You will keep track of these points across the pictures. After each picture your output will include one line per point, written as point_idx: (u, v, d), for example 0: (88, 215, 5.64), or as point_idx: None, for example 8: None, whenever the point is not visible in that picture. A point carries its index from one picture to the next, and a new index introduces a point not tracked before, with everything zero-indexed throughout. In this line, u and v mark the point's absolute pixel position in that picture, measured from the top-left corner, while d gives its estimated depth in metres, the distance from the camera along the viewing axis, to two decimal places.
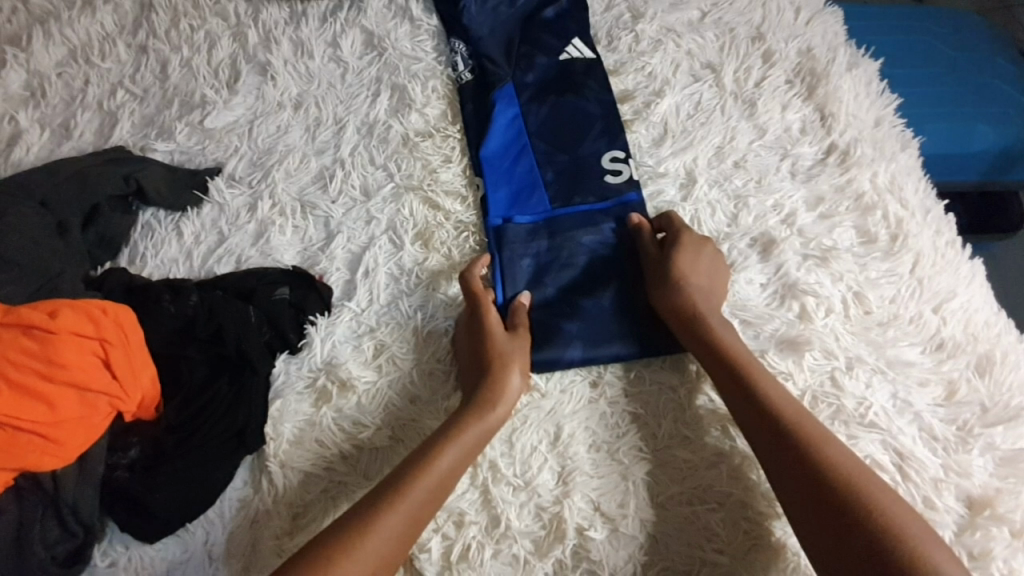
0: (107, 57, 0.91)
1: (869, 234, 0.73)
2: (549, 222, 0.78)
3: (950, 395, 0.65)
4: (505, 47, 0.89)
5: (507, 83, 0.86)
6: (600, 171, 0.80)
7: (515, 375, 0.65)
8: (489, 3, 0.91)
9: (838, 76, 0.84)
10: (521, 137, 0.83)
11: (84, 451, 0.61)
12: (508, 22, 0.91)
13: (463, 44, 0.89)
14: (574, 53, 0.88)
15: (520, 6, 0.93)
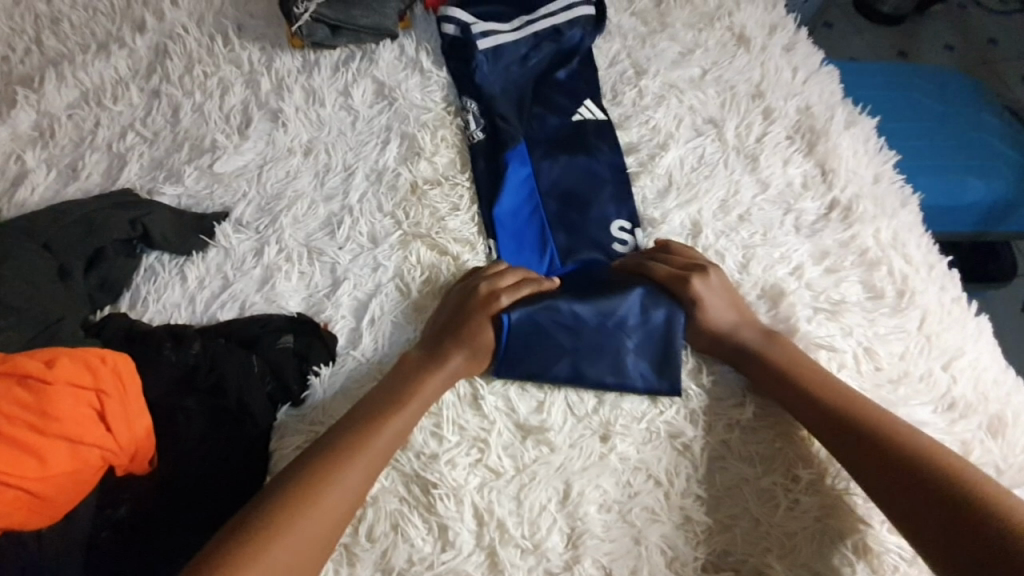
0: (119, 100, 0.92)
1: (876, 289, 0.74)
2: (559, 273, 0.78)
3: (965, 456, 0.64)
4: (516, 105, 0.92)
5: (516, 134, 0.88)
6: (607, 222, 0.82)
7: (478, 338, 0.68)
8: (502, 61, 0.95)
9: (837, 134, 0.87)
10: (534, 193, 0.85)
11: (71, 508, 0.58)
12: (518, 79, 0.95)
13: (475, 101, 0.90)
14: (586, 115, 0.89)
15: (530, 66, 0.96)
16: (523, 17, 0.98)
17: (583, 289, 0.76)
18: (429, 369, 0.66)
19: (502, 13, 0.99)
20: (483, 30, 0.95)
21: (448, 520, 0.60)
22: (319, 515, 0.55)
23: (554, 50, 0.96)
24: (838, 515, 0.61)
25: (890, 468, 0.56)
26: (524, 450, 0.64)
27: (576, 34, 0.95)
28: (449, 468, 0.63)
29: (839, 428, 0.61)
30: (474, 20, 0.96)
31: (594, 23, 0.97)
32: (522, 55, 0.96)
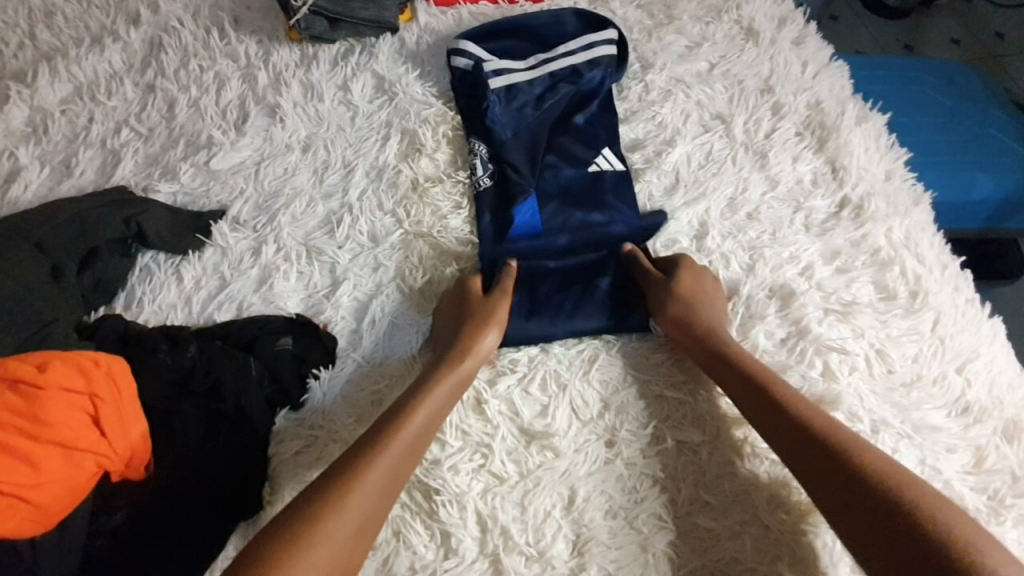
0: (114, 95, 0.90)
1: (888, 290, 0.72)
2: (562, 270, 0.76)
3: (979, 462, 0.63)
4: (530, 155, 0.84)
5: (519, 132, 0.86)
6: (614, 217, 0.79)
7: (492, 329, 0.68)
8: (515, 101, 0.89)
9: (848, 130, 0.85)
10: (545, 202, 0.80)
11: (65, 516, 0.56)
12: (532, 123, 0.87)
13: (483, 144, 0.84)
14: (604, 164, 0.82)
15: (546, 108, 0.88)
16: (541, 55, 0.91)
17: (589, 290, 0.74)
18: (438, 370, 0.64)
19: (519, 49, 0.93)
20: (497, 68, 0.89)
21: (450, 527, 0.59)
22: (364, 499, 0.54)
23: (573, 91, 0.88)
24: None
25: (841, 475, 0.54)
26: (529, 456, 0.63)
27: (597, 75, 0.88)
28: (452, 475, 0.61)
29: (807, 437, 0.57)
30: (487, 56, 0.90)
31: (616, 62, 0.90)
32: (537, 95, 0.89)
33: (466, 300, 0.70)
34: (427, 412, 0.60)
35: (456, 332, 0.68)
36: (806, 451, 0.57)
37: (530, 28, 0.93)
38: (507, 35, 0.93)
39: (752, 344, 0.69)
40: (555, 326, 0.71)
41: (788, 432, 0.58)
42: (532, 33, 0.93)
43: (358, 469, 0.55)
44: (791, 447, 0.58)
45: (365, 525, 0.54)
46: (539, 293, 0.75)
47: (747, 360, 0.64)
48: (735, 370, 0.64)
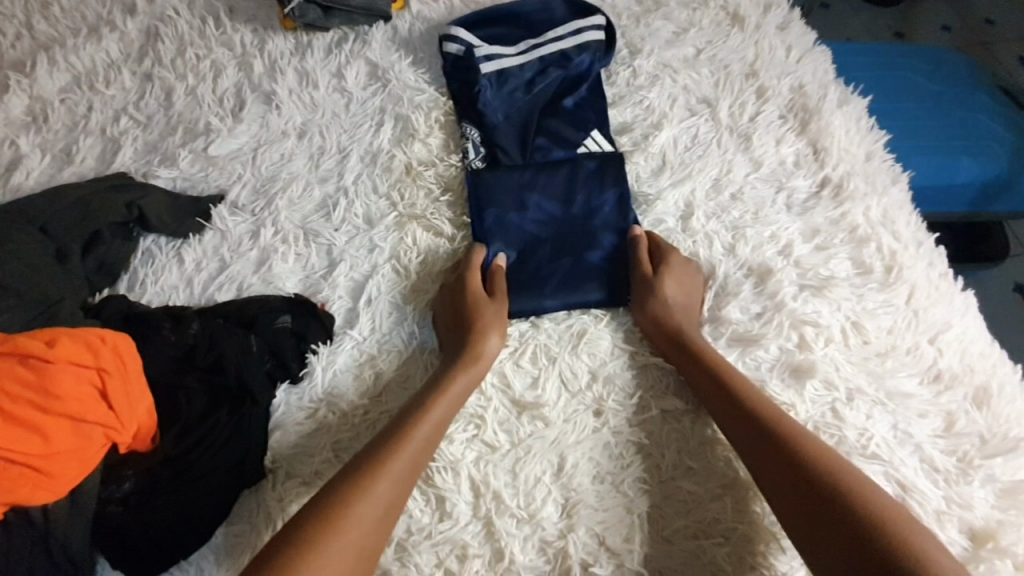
0: (112, 84, 0.92)
1: (865, 265, 0.75)
2: (552, 241, 0.79)
3: (949, 426, 0.66)
4: (520, 138, 0.87)
5: (511, 115, 0.88)
6: (603, 190, 0.81)
7: (493, 336, 0.69)
8: (507, 85, 0.91)
9: (830, 112, 0.87)
10: (535, 177, 0.82)
11: (77, 484, 0.59)
12: (524, 106, 0.89)
13: (476, 130, 0.86)
14: (593, 146, 0.85)
15: (536, 92, 0.90)
16: (530, 40, 0.93)
17: (577, 260, 0.77)
18: (443, 379, 0.65)
19: (509, 35, 0.95)
20: (488, 53, 0.91)
21: (445, 492, 0.62)
22: (368, 508, 0.55)
23: (563, 75, 0.91)
24: None
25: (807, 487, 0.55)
26: (520, 425, 0.66)
27: (586, 59, 0.90)
28: (447, 444, 0.64)
29: (768, 438, 0.59)
30: (479, 42, 0.92)
31: (605, 47, 0.92)
32: (527, 79, 0.92)
33: (463, 304, 0.71)
34: (434, 419, 0.62)
35: (458, 338, 0.68)
36: (767, 452, 0.58)
37: (520, 15, 0.95)
38: (498, 22, 0.95)
39: (728, 317, 0.72)
40: (544, 298, 0.74)
41: (755, 436, 0.60)
42: (522, 19, 0.95)
43: (364, 478, 0.57)
44: (751, 448, 0.60)
45: (378, 528, 0.55)
46: (529, 269, 0.77)
47: (713, 358, 0.66)
48: (703, 370, 0.65)
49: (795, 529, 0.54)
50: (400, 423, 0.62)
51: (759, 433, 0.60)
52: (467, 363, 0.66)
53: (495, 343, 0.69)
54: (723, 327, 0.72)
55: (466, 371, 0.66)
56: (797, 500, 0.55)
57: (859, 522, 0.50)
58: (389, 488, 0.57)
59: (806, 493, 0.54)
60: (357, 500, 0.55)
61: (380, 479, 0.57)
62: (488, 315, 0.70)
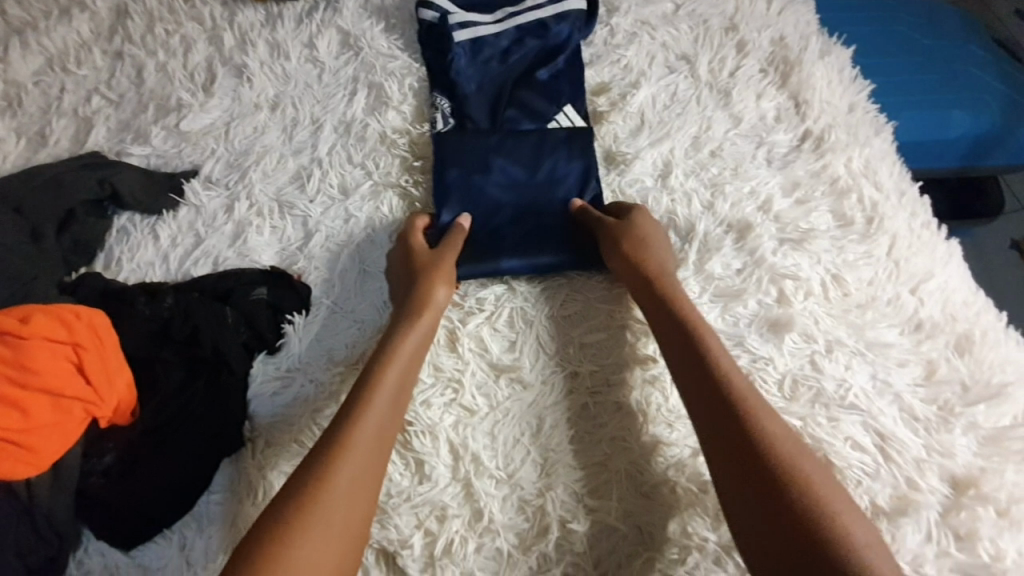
0: (83, 64, 0.91)
1: (845, 218, 0.74)
2: (516, 205, 0.77)
3: (930, 375, 0.65)
4: (491, 111, 0.84)
5: (484, 85, 0.86)
6: (569, 160, 0.79)
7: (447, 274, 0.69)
8: (481, 55, 0.87)
9: (811, 64, 0.85)
10: (501, 141, 0.79)
11: (59, 457, 0.59)
12: (497, 77, 0.86)
13: (447, 100, 0.84)
14: (564, 121, 0.82)
15: (510, 63, 0.87)
16: (508, 8, 0.89)
17: (539, 224, 0.76)
18: (406, 320, 0.65)
19: (487, 2, 0.91)
20: (462, 21, 0.88)
21: (423, 455, 0.63)
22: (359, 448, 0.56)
23: (539, 46, 0.87)
24: (803, 434, 0.61)
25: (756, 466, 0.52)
26: (498, 388, 0.66)
27: (564, 30, 0.87)
28: (425, 409, 0.65)
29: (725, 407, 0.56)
30: (455, 9, 0.89)
31: (586, 17, 0.88)
32: (502, 49, 0.88)
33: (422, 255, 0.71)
34: (397, 366, 0.62)
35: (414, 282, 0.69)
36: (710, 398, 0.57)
37: None
38: None
39: (711, 272, 0.70)
40: (504, 255, 0.73)
41: (714, 404, 0.56)
42: None
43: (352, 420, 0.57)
44: (704, 411, 0.57)
45: (376, 461, 0.56)
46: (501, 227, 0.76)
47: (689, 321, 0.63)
48: (663, 315, 0.64)
49: (721, 485, 0.53)
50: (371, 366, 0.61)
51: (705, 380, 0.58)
52: (426, 300, 0.66)
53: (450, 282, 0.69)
54: (705, 283, 0.70)
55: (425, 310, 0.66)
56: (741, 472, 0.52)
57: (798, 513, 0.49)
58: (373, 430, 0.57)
59: (744, 461, 0.52)
60: (346, 446, 0.55)
61: (360, 432, 0.57)
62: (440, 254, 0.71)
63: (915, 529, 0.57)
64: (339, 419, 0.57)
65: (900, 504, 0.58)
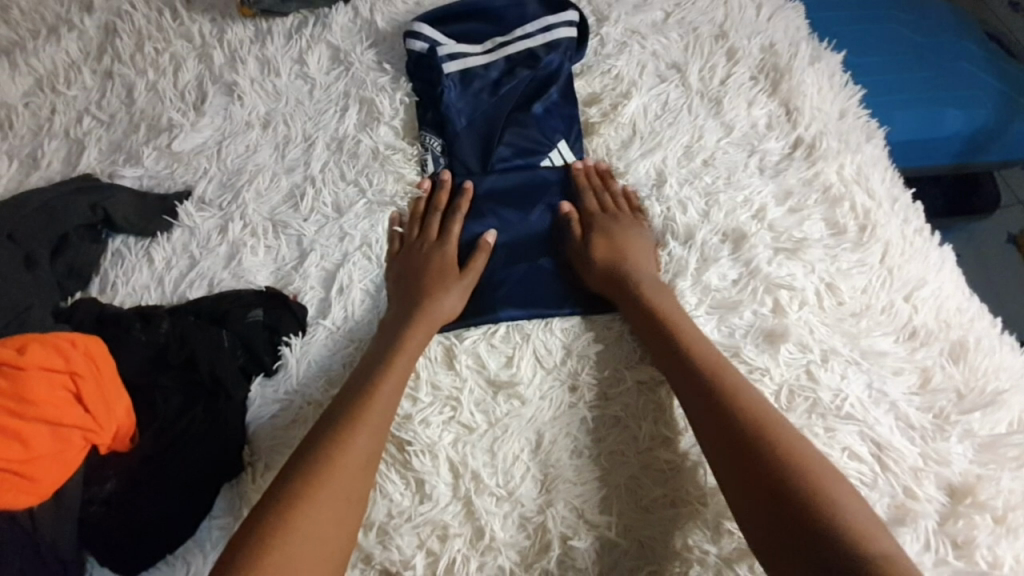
0: (73, 85, 0.90)
1: (838, 226, 0.74)
2: (507, 245, 0.78)
3: (924, 382, 0.66)
4: (483, 144, 0.84)
5: (474, 120, 0.85)
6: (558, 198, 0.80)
7: (446, 295, 0.72)
8: (471, 86, 0.87)
9: (801, 71, 0.85)
10: (492, 184, 0.80)
11: (59, 487, 0.58)
12: (489, 110, 0.86)
13: (437, 138, 0.83)
14: (556, 158, 0.83)
15: (501, 94, 0.86)
16: (497, 38, 0.90)
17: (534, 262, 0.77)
18: (399, 339, 0.67)
19: (477, 31, 0.91)
20: (451, 52, 0.88)
21: (424, 475, 0.63)
22: (347, 464, 0.57)
23: (530, 75, 0.86)
24: None
25: (736, 434, 0.57)
26: (496, 405, 0.66)
27: (554, 59, 0.86)
28: (423, 427, 0.65)
29: (699, 386, 0.61)
30: (443, 39, 0.89)
31: (576, 44, 0.88)
32: (493, 80, 0.88)
33: (416, 273, 0.74)
34: (382, 402, 0.62)
35: (412, 300, 0.71)
36: (704, 407, 0.60)
37: (489, 11, 0.91)
38: (468, 18, 0.92)
39: (707, 284, 0.71)
40: (498, 310, 0.73)
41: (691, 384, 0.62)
42: (493, 16, 0.91)
43: (342, 435, 0.59)
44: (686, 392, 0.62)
45: (363, 475, 0.58)
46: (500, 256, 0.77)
47: (659, 303, 0.68)
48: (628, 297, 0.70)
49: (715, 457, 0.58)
50: (364, 385, 0.63)
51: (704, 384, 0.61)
52: (419, 324, 0.69)
53: (451, 303, 0.72)
54: (702, 294, 0.70)
55: (416, 330, 0.68)
56: (723, 443, 0.57)
57: (774, 470, 0.54)
58: (350, 465, 0.58)
59: (726, 434, 0.58)
60: (334, 460, 0.57)
61: (351, 443, 0.59)
62: (433, 277, 0.73)
63: (913, 538, 0.57)
64: (326, 432, 0.60)
65: (898, 514, 0.59)
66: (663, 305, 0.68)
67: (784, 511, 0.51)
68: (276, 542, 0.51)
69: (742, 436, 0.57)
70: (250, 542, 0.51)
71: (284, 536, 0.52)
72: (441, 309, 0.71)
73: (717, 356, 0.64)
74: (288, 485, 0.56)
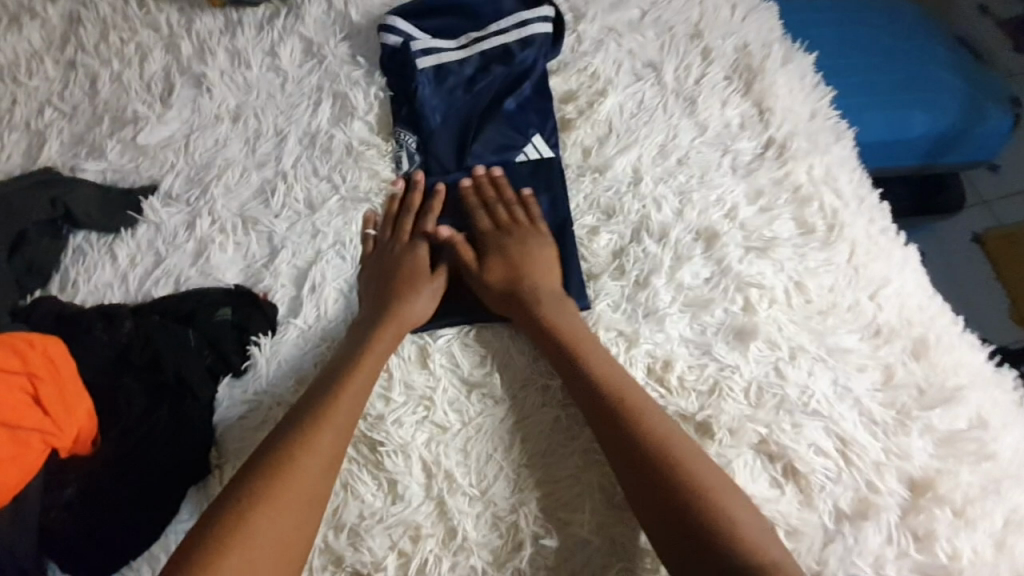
0: (33, 74, 0.87)
1: (808, 225, 0.75)
2: (483, 243, 0.77)
3: (888, 379, 0.67)
4: (459, 141, 0.83)
5: (449, 116, 0.84)
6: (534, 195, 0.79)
7: (420, 298, 0.71)
8: (446, 83, 0.86)
9: (774, 71, 0.86)
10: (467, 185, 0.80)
11: (17, 492, 0.56)
12: (464, 106, 0.85)
13: (412, 134, 0.82)
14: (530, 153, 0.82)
15: (477, 91, 0.86)
16: (472, 34, 0.89)
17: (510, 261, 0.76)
18: (367, 339, 0.67)
19: (453, 26, 0.90)
20: (425, 47, 0.87)
21: (396, 475, 0.63)
22: (308, 466, 0.57)
23: (506, 73, 0.86)
24: (768, 442, 0.63)
25: (636, 456, 0.59)
26: (470, 404, 0.66)
27: (530, 55, 0.86)
28: (396, 428, 0.64)
29: (601, 409, 0.62)
30: (419, 34, 0.88)
31: (552, 40, 0.87)
32: (468, 76, 0.87)
33: (389, 273, 0.73)
34: (347, 404, 0.62)
35: (383, 300, 0.71)
36: (606, 430, 0.62)
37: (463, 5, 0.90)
38: (443, 12, 0.91)
39: (680, 283, 0.71)
40: (473, 313, 0.73)
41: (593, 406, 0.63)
42: (467, 11, 0.91)
43: (304, 436, 0.59)
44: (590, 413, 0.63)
45: (325, 477, 0.58)
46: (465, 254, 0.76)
47: (556, 318, 0.68)
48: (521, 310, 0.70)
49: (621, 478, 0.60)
50: (330, 384, 0.63)
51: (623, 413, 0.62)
52: (389, 324, 0.68)
53: (423, 307, 0.71)
54: (675, 292, 0.71)
55: (386, 331, 0.68)
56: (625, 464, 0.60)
57: (673, 490, 0.57)
58: (311, 467, 0.57)
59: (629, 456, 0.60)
60: (293, 462, 0.57)
61: (313, 445, 0.58)
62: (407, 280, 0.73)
63: (874, 530, 0.59)
64: (288, 433, 0.59)
65: (861, 507, 0.60)
66: (557, 320, 0.68)
67: (681, 528, 0.55)
68: (233, 545, 0.52)
69: (642, 457, 0.59)
70: (204, 547, 0.51)
71: (240, 537, 0.52)
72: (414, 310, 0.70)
73: (615, 370, 0.65)
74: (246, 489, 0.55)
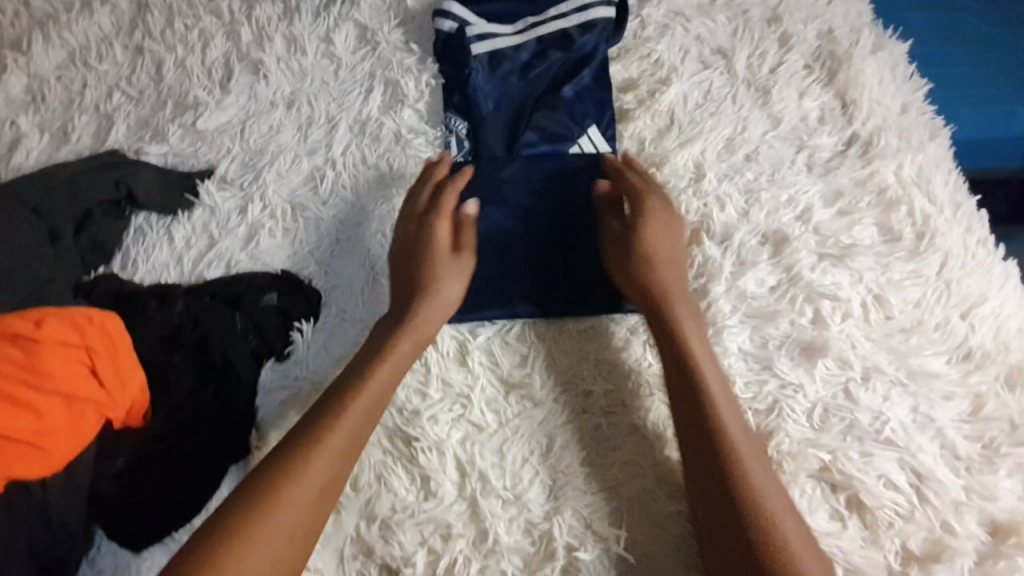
0: (104, 59, 0.90)
1: (893, 232, 0.68)
2: (530, 235, 0.72)
3: (976, 410, 0.60)
4: (510, 131, 0.79)
5: (502, 103, 0.81)
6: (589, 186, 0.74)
7: (450, 288, 0.67)
8: (501, 69, 0.82)
9: (862, 60, 0.78)
10: (515, 171, 0.75)
11: (71, 460, 0.58)
12: (518, 94, 0.81)
13: (463, 122, 0.80)
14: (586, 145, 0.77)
15: (532, 78, 0.81)
16: (530, 18, 0.84)
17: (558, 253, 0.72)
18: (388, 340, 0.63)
19: (509, 11, 0.85)
20: (480, 33, 0.82)
21: (430, 472, 0.61)
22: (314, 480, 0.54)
23: (563, 58, 0.81)
24: (832, 469, 0.57)
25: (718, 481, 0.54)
26: (508, 405, 0.64)
27: (591, 39, 0.80)
28: (432, 424, 0.63)
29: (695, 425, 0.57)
30: (474, 19, 0.83)
31: (615, 24, 0.81)
32: (524, 61, 0.83)
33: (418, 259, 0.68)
34: (358, 414, 0.58)
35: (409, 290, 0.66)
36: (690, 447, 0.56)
37: None
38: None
39: (743, 291, 0.66)
40: (516, 304, 0.69)
41: (689, 421, 0.57)
42: None
43: (311, 447, 0.55)
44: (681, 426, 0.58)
45: (329, 493, 0.55)
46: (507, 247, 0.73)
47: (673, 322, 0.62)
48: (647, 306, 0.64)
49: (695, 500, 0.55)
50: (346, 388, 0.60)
51: (699, 436, 0.56)
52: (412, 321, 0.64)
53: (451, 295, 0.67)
54: (737, 300, 0.65)
55: (411, 328, 0.64)
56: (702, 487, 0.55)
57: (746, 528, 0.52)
58: (316, 481, 0.54)
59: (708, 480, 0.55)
60: (297, 476, 0.54)
61: (320, 457, 0.55)
62: (439, 266, 0.67)
63: None
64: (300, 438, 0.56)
65: (932, 549, 0.54)
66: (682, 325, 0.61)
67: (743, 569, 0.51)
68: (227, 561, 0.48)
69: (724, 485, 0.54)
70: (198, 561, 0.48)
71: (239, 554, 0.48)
72: (442, 300, 0.66)
73: (723, 389, 0.58)
74: (249, 498, 0.52)
